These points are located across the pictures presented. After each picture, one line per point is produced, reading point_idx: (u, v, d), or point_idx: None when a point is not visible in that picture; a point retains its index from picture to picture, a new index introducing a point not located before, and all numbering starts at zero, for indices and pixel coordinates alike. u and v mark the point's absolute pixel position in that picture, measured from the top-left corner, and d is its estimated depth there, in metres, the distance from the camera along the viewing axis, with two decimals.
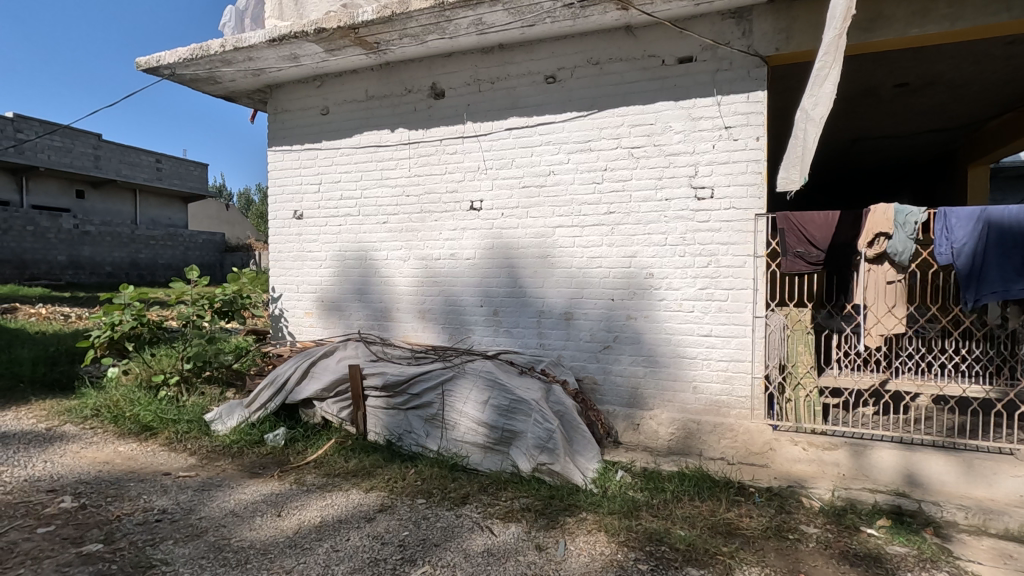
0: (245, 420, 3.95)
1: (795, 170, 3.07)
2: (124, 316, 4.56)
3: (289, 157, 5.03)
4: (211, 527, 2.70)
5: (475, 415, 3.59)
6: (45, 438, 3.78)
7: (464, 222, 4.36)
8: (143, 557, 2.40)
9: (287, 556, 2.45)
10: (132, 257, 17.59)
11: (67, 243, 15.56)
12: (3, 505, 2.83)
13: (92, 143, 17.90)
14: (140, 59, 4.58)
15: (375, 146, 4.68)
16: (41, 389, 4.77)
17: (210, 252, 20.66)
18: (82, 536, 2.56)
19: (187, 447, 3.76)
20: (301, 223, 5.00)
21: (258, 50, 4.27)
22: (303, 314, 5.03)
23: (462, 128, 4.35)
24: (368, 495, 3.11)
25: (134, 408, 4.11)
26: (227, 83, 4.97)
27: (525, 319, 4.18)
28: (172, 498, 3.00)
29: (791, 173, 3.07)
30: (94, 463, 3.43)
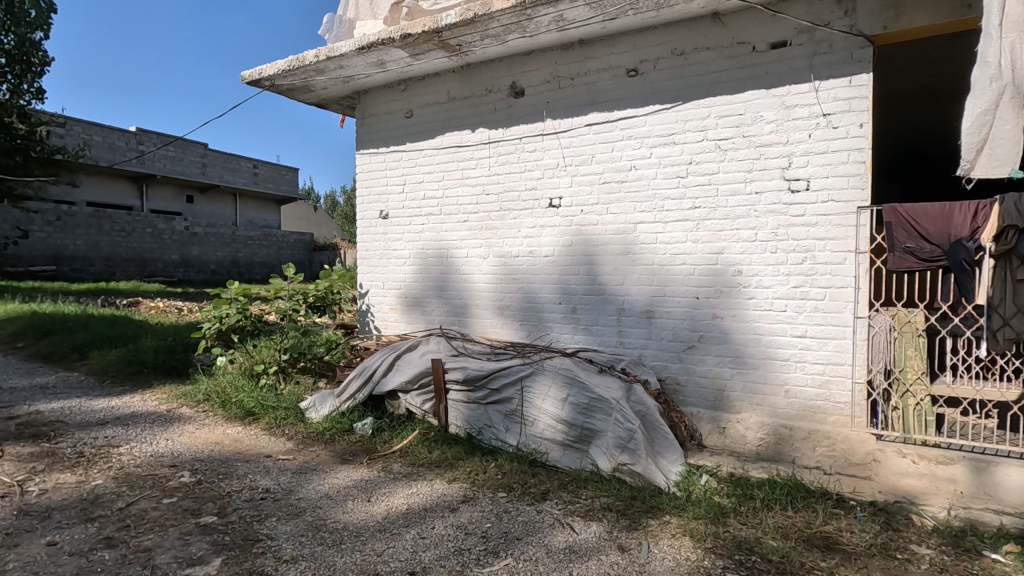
0: (336, 409, 4.18)
1: (981, 155, 2.67)
2: (230, 309, 4.98)
3: (375, 160, 5.27)
4: (309, 507, 2.89)
5: (554, 413, 3.60)
6: (166, 419, 4.20)
7: (543, 220, 4.37)
8: (251, 531, 2.61)
9: (378, 540, 2.57)
10: (233, 256, 19.11)
11: (179, 243, 17.17)
12: (134, 477, 3.18)
13: (199, 152, 19.63)
14: (245, 72, 4.96)
15: (457, 146, 4.79)
16: (161, 375, 5.29)
17: (300, 252, 22.04)
18: (199, 509, 2.83)
19: (285, 432, 4.03)
20: (386, 222, 5.22)
21: (348, 59, 4.50)
22: (388, 310, 5.25)
23: (542, 126, 4.36)
24: (452, 486, 3.20)
25: (239, 394, 4.47)
26: (320, 91, 5.27)
27: (605, 317, 4.13)
28: (274, 479, 3.24)
29: (975, 157, 2.68)
30: (206, 443, 3.77)
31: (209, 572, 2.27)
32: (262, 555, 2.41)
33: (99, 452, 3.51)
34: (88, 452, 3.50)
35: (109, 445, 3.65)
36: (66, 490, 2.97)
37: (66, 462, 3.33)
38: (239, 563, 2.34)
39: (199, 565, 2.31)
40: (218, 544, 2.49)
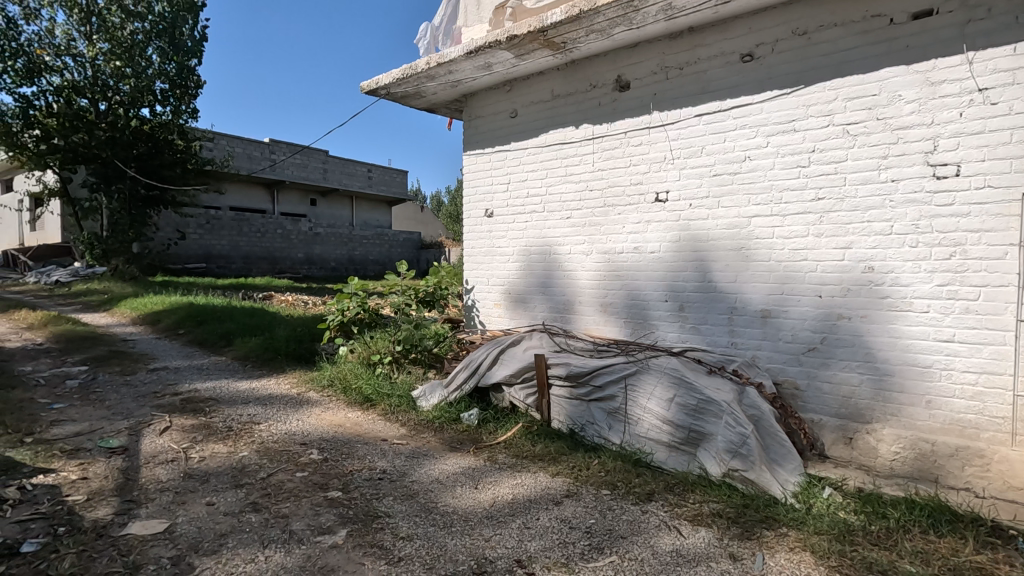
0: (444, 399, 4.39)
1: None
2: (351, 303, 5.47)
3: (481, 160, 5.44)
4: (421, 490, 3.07)
5: (660, 413, 3.52)
6: (297, 401, 4.65)
7: (649, 215, 4.28)
8: (372, 508, 2.83)
9: (486, 526, 2.67)
10: (350, 254, 20.63)
11: (304, 243, 18.85)
12: (272, 451, 3.57)
13: (321, 159, 21.40)
14: (364, 83, 5.35)
15: (560, 144, 4.81)
16: (293, 361, 5.87)
17: (408, 249, 23.29)
18: (327, 483, 3.11)
19: (399, 418, 4.30)
20: (491, 221, 5.37)
21: (457, 64, 4.69)
22: (492, 305, 5.41)
23: (648, 119, 4.25)
24: (555, 480, 3.23)
25: (358, 381, 4.84)
26: (430, 96, 5.53)
27: (715, 316, 3.95)
28: (390, 461, 3.47)
29: None
30: (331, 425, 4.13)
31: (336, 541, 2.49)
32: (381, 530, 2.60)
33: (243, 427, 3.98)
34: (236, 427, 3.99)
35: (251, 422, 4.11)
36: (219, 459, 3.40)
37: (219, 434, 3.81)
38: (361, 536, 2.54)
39: (328, 534, 2.55)
40: (344, 516, 2.73)
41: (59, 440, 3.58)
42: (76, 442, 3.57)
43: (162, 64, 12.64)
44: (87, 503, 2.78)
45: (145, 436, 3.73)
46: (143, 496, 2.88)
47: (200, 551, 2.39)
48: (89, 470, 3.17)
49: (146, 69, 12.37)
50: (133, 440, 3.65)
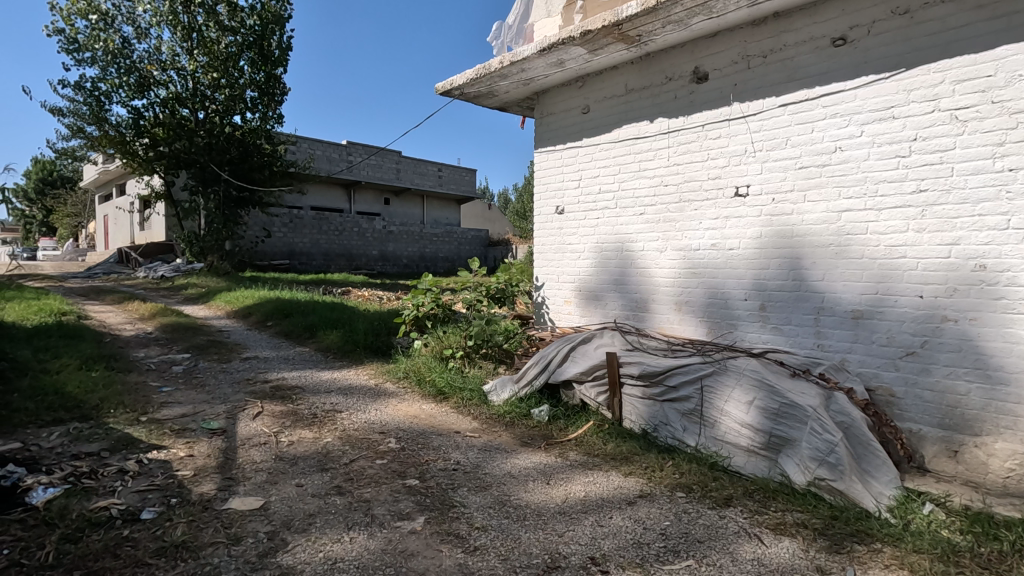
0: (514, 394, 4.43)
1: None
2: (425, 298, 5.63)
3: (552, 157, 5.44)
4: (494, 483, 3.13)
5: (740, 416, 3.38)
6: (375, 392, 4.87)
7: (728, 210, 4.12)
8: (448, 497, 2.92)
9: (559, 522, 2.69)
10: (421, 251, 21.29)
11: (378, 240, 19.64)
12: (354, 438, 3.75)
13: (394, 159, 22.19)
14: (439, 84, 5.49)
15: (634, 139, 4.73)
16: (370, 353, 6.15)
17: (476, 246, 23.70)
18: (405, 471, 3.24)
19: (471, 412, 4.39)
20: (563, 217, 5.37)
21: (530, 62, 4.71)
22: (563, 302, 5.42)
23: (728, 110, 4.10)
24: (628, 480, 3.19)
25: (431, 373, 4.98)
26: (502, 95, 5.60)
27: (800, 316, 3.76)
28: (464, 453, 3.56)
29: None
30: (406, 415, 4.29)
31: (415, 527, 2.59)
32: (456, 519, 2.68)
33: (327, 415, 4.21)
34: (321, 414, 4.23)
35: (334, 410, 4.35)
36: (307, 444, 3.63)
37: (306, 421, 4.06)
38: (438, 524, 2.63)
39: (407, 520, 2.66)
40: (421, 504, 2.83)
41: (168, 420, 3.94)
42: (183, 423, 3.92)
43: (252, 74, 13.57)
44: (193, 478, 3.05)
45: (241, 419, 4.04)
46: (241, 474, 3.12)
47: (292, 528, 2.56)
48: (194, 448, 3.48)
49: (239, 79, 13.33)
50: (230, 423, 3.96)
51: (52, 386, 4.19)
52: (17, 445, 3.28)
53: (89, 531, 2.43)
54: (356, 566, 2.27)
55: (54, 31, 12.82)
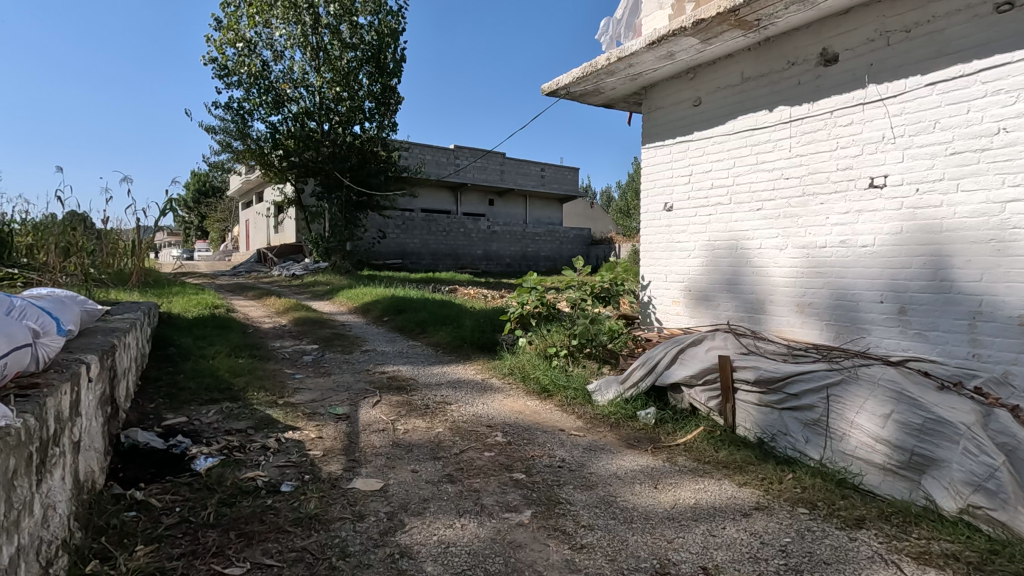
0: (620, 395, 4.36)
1: None
2: (530, 297, 5.72)
3: (661, 152, 5.29)
4: (600, 482, 3.12)
5: (873, 429, 3.08)
6: (481, 386, 5.02)
7: (860, 204, 3.76)
8: (554, 494, 2.95)
9: (668, 527, 2.61)
10: (523, 250, 21.60)
11: (482, 240, 20.23)
12: (463, 430, 3.92)
13: (499, 161, 22.75)
14: (546, 85, 5.55)
15: (750, 129, 4.46)
16: (477, 349, 6.37)
17: (578, 245, 23.57)
18: (512, 465, 3.32)
19: (575, 410, 4.38)
20: (671, 215, 5.20)
21: (638, 56, 4.61)
22: (671, 302, 5.25)
23: (862, 93, 3.73)
24: (743, 491, 3.02)
25: (535, 371, 5.03)
26: (608, 92, 5.54)
27: (950, 321, 3.33)
28: (569, 451, 3.57)
29: None
30: (512, 410, 4.38)
31: (523, 519, 2.66)
32: (563, 516, 2.71)
33: (438, 406, 4.44)
34: (432, 405, 4.46)
35: (444, 402, 4.57)
36: (421, 432, 3.84)
37: (419, 411, 4.30)
38: (545, 518, 2.67)
39: (514, 512, 2.73)
40: (528, 497, 2.89)
41: (301, 404, 4.37)
42: (313, 407, 4.32)
43: (370, 86, 14.57)
44: (323, 458, 3.36)
45: (362, 406, 4.38)
46: (364, 457, 3.39)
47: (408, 510, 2.73)
48: (323, 430, 3.83)
49: (359, 92, 14.40)
50: (353, 409, 4.30)
51: (209, 368, 4.82)
52: (184, 419, 3.81)
53: (240, 497, 2.77)
54: (467, 552, 2.37)
55: (209, 59, 14.64)
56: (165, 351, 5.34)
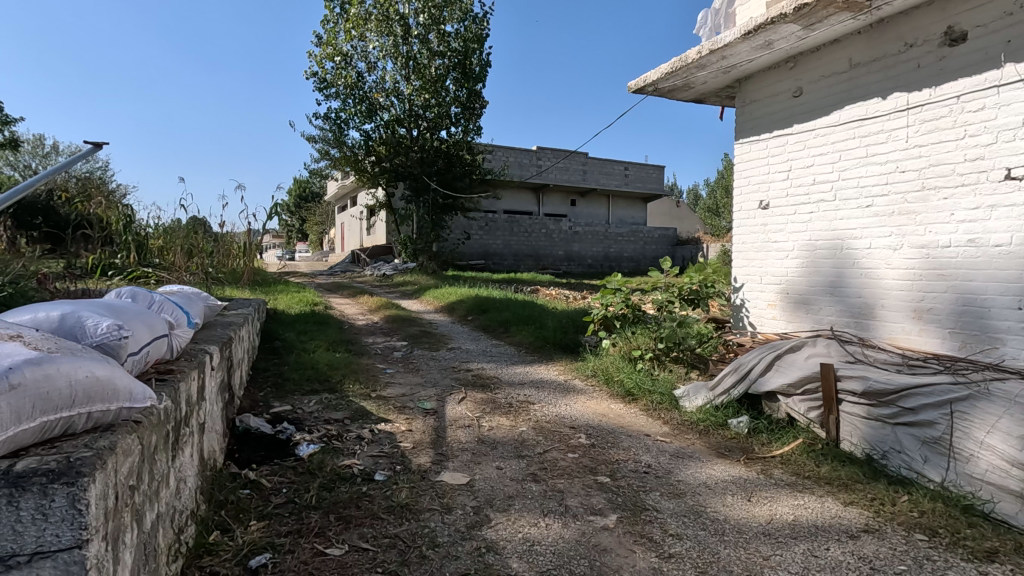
0: (709, 402, 4.18)
1: None
2: (615, 298, 5.61)
3: (756, 147, 5.01)
4: (689, 491, 3.01)
5: (1009, 453, 2.72)
6: (564, 387, 5.01)
7: (993, 198, 3.37)
8: (640, 500, 2.89)
9: (763, 543, 2.48)
10: (606, 251, 21.28)
11: (564, 241, 20.17)
12: (547, 430, 3.93)
13: (581, 161, 22.60)
14: (633, 82, 5.45)
15: (860, 120, 4.12)
16: (560, 350, 6.37)
17: (663, 245, 22.84)
18: (596, 468, 3.29)
19: (661, 415, 4.26)
20: (767, 213, 4.91)
21: (732, 47, 4.40)
22: (766, 306, 4.97)
23: (996, 75, 3.34)
24: (849, 510, 2.79)
25: (619, 373, 4.94)
26: (699, 86, 5.34)
27: None
28: (655, 457, 3.48)
29: None
30: (595, 412, 4.34)
31: (608, 523, 2.62)
32: (650, 523, 2.64)
33: (522, 405, 4.48)
34: (516, 404, 4.51)
35: (527, 401, 4.61)
36: (505, 430, 3.90)
37: (503, 409, 4.37)
38: (631, 524, 2.62)
39: (599, 515, 2.70)
40: (613, 501, 2.86)
41: (392, 398, 4.59)
42: (403, 401, 4.52)
43: (456, 91, 15.01)
44: (413, 450, 3.50)
45: (449, 402, 4.52)
46: (450, 451, 3.49)
47: (494, 506, 2.78)
48: (412, 424, 3.99)
49: (445, 98, 14.88)
50: (440, 404, 4.45)
51: (310, 361, 5.17)
52: (289, 407, 4.12)
53: (338, 483, 2.96)
54: (553, 551, 2.38)
55: (310, 73, 15.74)
56: (272, 345, 5.79)
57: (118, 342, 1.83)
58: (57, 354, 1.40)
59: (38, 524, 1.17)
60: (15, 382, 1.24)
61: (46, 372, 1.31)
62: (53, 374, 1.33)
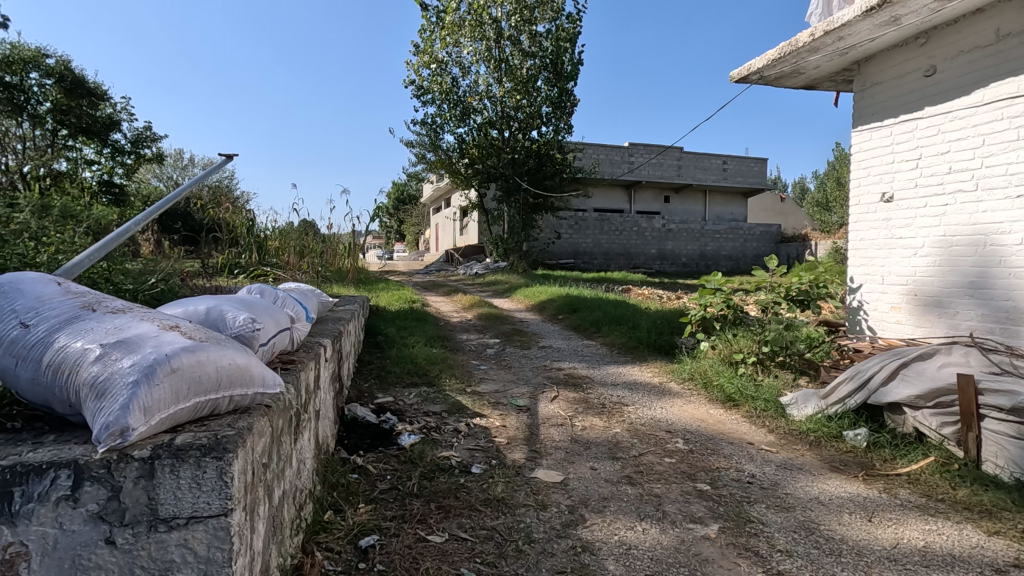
0: (821, 412, 3.87)
1: None
2: (714, 299, 5.27)
3: (878, 134, 4.57)
4: (799, 505, 2.81)
5: None
6: (659, 390, 4.86)
7: None
8: (744, 511, 2.74)
9: (887, 569, 2.26)
10: (701, 249, 20.38)
11: (657, 239, 19.57)
12: (641, 433, 3.83)
13: (676, 156, 21.83)
14: (736, 72, 5.19)
15: (1009, 98, 3.64)
16: (654, 351, 6.20)
17: (766, 243, 21.42)
18: (695, 475, 3.16)
19: (766, 423, 4.00)
20: (891, 206, 4.46)
21: (850, 27, 4.05)
22: (889, 309, 4.53)
23: None
24: (994, 541, 2.47)
25: (719, 378, 4.71)
26: (811, 71, 4.96)
27: None
28: (760, 467, 3.28)
29: None
30: (692, 417, 4.17)
31: (709, 533, 2.52)
32: (755, 536, 2.50)
33: (615, 407, 4.41)
34: (609, 405, 4.45)
35: (621, 402, 4.53)
36: (598, 431, 3.86)
37: (595, 410, 4.33)
38: (734, 535, 2.50)
39: (700, 524, 2.60)
40: (714, 510, 2.73)
41: (486, 393, 4.70)
42: (497, 397, 4.62)
43: (548, 91, 15.06)
44: (507, 446, 3.57)
45: (541, 400, 4.55)
46: (544, 449, 3.52)
47: (589, 506, 2.77)
48: (506, 420, 4.07)
49: (537, 97, 14.98)
50: (533, 402, 4.50)
51: (409, 355, 5.43)
52: (392, 399, 4.35)
53: (438, 473, 3.08)
54: (650, 557, 2.33)
55: (409, 82, 16.51)
56: (375, 339, 6.15)
57: (252, 334, 2.03)
58: (207, 343, 1.58)
59: (194, 492, 1.34)
60: (175, 366, 1.42)
61: (199, 358, 1.49)
62: (204, 360, 1.51)
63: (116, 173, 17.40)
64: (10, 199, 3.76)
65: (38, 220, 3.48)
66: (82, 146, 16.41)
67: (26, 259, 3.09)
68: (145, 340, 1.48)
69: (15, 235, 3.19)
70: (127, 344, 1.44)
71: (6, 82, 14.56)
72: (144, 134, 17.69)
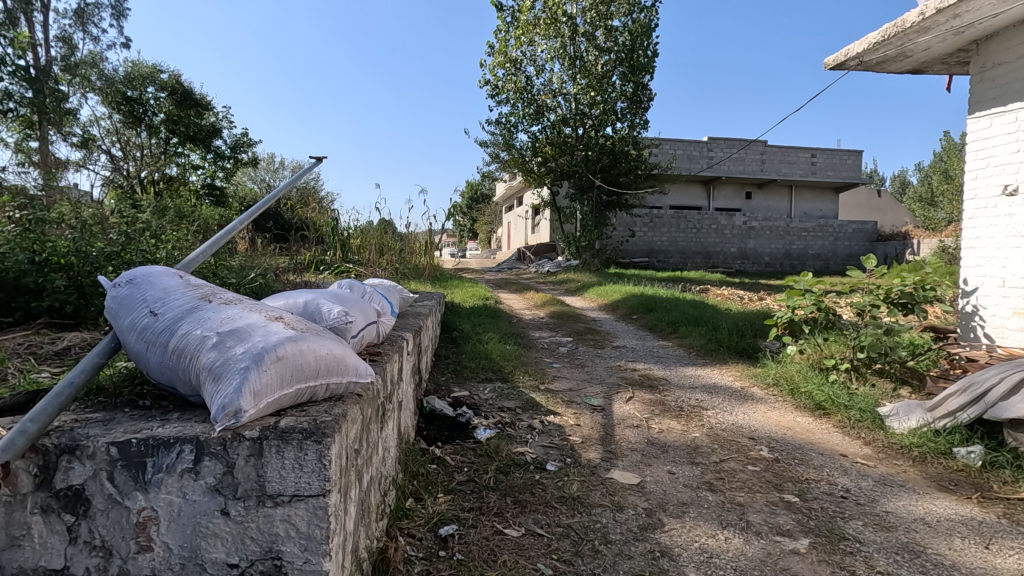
0: (927, 426, 3.56)
1: None
2: (803, 300, 4.95)
3: (1002, 120, 4.13)
4: (902, 525, 2.59)
5: None
6: (741, 395, 4.65)
7: None
8: (837, 526, 2.57)
9: None
10: (786, 248, 19.24)
11: (738, 237, 18.71)
12: (722, 438, 3.68)
13: (759, 150, 20.75)
14: (832, 58, 4.86)
15: None
16: (735, 354, 5.93)
17: (860, 242, 19.89)
18: (782, 485, 3.00)
19: (861, 435, 3.72)
20: (1016, 199, 4.01)
21: (967, 4, 3.68)
22: (1011, 315, 4.09)
23: None
24: None
25: (807, 385, 4.42)
26: (919, 54, 4.56)
27: None
28: (855, 482, 3.06)
29: None
30: (778, 425, 3.96)
31: (799, 547, 2.38)
32: (851, 554, 2.34)
33: (693, 410, 4.27)
34: (687, 408, 4.31)
35: (699, 406, 4.37)
36: (676, 434, 3.75)
37: (672, 412, 4.21)
38: (827, 552, 2.35)
39: (788, 537, 2.47)
40: (804, 524, 2.58)
41: (560, 392, 4.69)
42: (571, 396, 4.60)
43: (623, 86, 14.78)
44: (582, 445, 3.55)
45: (615, 401, 4.48)
46: (619, 450, 3.47)
47: (667, 511, 2.70)
48: (580, 419, 4.05)
49: (612, 93, 14.74)
50: (607, 402, 4.44)
51: (484, 351, 5.52)
52: (467, 394, 4.45)
53: (513, 468, 3.12)
54: (734, 567, 2.24)
55: (484, 82, 16.78)
56: (451, 335, 6.30)
57: (345, 326, 2.14)
58: (307, 334, 1.69)
59: (297, 472, 1.44)
60: (279, 355, 1.53)
61: (300, 348, 1.59)
62: (305, 350, 1.61)
63: (217, 176, 18.91)
64: (133, 201, 4.18)
65: (157, 220, 3.85)
66: (189, 152, 17.94)
67: (148, 254, 3.43)
68: (254, 329, 1.60)
69: (139, 233, 3.55)
70: (239, 333, 1.56)
71: (128, 96, 16.21)
72: (242, 140, 19.09)
